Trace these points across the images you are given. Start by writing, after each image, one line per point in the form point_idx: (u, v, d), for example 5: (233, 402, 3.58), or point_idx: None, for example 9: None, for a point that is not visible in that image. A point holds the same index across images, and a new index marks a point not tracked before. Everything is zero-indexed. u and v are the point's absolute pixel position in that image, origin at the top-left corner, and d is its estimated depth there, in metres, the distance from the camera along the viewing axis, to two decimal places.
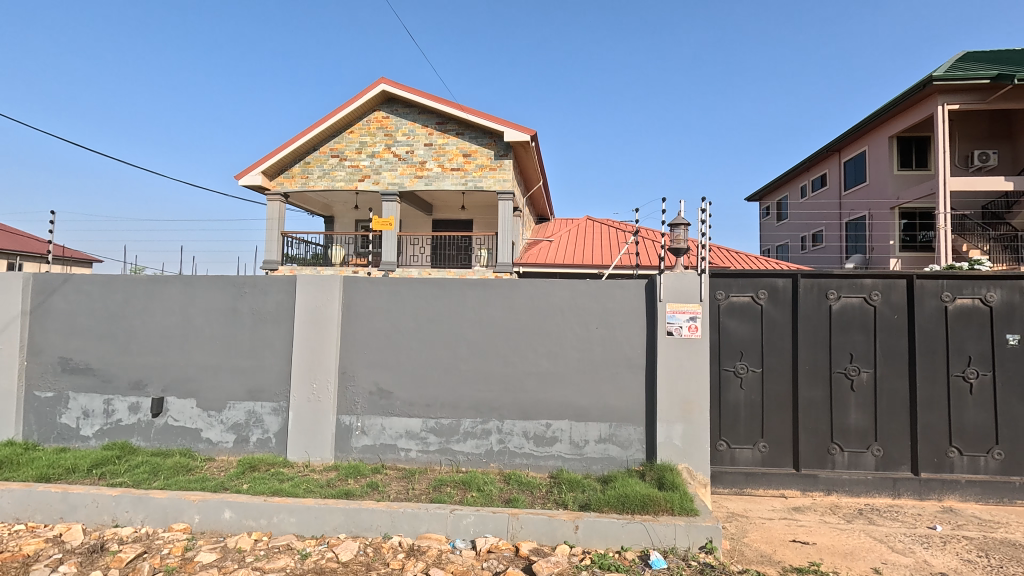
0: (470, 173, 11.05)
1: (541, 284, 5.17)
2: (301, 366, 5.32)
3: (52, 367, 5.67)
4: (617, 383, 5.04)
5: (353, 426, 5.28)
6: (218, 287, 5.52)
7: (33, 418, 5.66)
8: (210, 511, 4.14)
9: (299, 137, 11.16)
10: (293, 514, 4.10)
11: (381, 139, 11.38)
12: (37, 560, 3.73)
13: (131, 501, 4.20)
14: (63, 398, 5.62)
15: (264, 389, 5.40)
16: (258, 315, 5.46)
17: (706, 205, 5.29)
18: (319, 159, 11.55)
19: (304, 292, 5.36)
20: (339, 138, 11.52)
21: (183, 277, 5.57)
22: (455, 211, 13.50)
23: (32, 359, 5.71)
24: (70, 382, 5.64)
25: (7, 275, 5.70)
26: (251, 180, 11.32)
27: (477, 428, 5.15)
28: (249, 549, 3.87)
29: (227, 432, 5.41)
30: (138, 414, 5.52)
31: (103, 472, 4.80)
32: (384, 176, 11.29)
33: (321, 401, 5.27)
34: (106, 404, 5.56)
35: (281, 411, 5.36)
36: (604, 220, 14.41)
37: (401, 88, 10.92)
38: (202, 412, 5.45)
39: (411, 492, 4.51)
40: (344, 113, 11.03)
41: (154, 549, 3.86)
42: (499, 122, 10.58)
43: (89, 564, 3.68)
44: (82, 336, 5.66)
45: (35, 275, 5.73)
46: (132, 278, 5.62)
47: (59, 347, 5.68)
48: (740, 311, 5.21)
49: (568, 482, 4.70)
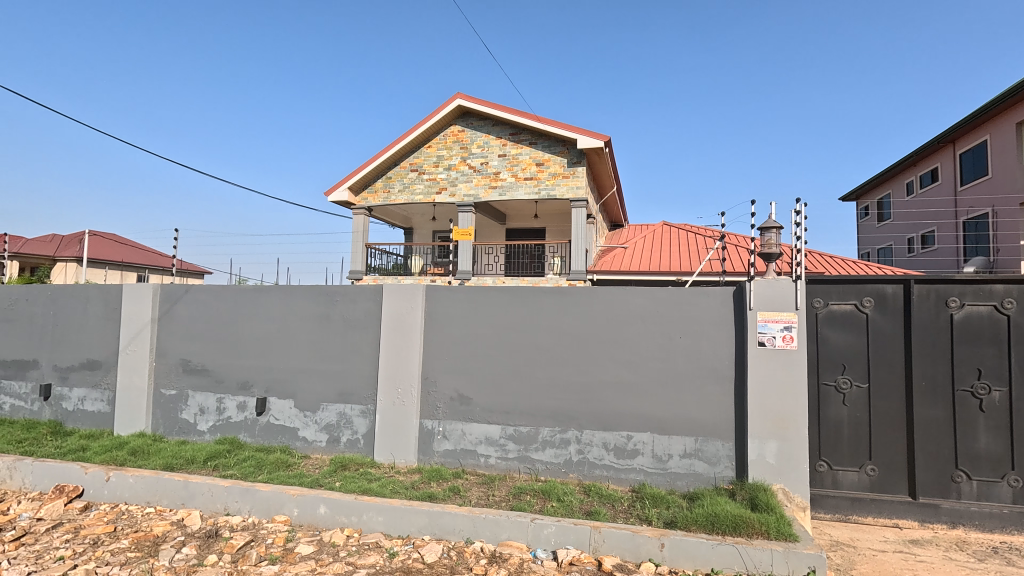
0: (543, 182, 11.10)
1: (620, 291, 5.05)
2: (387, 372, 5.57)
3: (175, 368, 6.35)
4: (703, 396, 4.81)
5: (435, 431, 5.44)
6: (313, 296, 5.93)
7: (159, 412, 6.36)
8: (306, 506, 4.44)
9: (381, 154, 11.80)
10: (381, 513, 4.28)
11: (457, 152, 11.76)
12: (164, 540, 4.17)
13: (241, 492, 4.59)
14: (184, 395, 6.28)
15: (353, 392, 5.72)
16: (348, 322, 5.80)
17: (799, 207, 4.94)
18: (400, 173, 12.13)
19: (390, 300, 5.63)
20: (418, 153, 12.04)
21: (281, 287, 6.05)
22: (528, 220, 13.62)
23: (158, 360, 6.42)
24: (189, 381, 6.29)
25: (140, 286, 6.49)
26: (338, 196, 12.14)
27: (556, 438, 5.12)
28: (342, 544, 4.09)
29: (321, 431, 5.78)
30: (245, 412, 6.04)
31: (216, 464, 5.29)
32: (460, 188, 11.63)
33: (405, 405, 5.48)
34: (219, 403, 6.13)
35: (369, 414, 5.64)
36: (682, 225, 13.91)
37: (476, 101, 11.26)
38: (299, 412, 5.86)
39: (492, 499, 4.56)
40: (422, 129, 11.54)
41: (260, 538, 4.19)
42: (572, 130, 10.57)
43: (205, 548, 4.04)
44: (198, 340, 6.30)
45: (161, 285, 6.49)
46: (239, 288, 6.19)
47: (181, 349, 6.35)
48: (841, 320, 4.79)
49: (651, 497, 4.53)
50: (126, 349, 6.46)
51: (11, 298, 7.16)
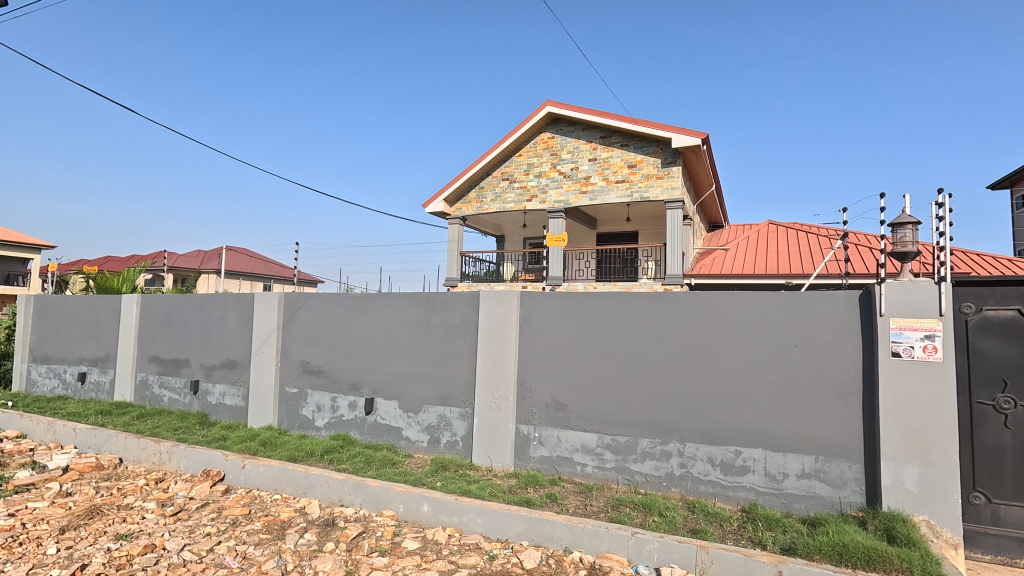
0: (635, 184, 10.80)
1: (725, 296, 4.75)
2: (484, 376, 5.71)
3: (297, 368, 7.01)
4: (824, 411, 4.36)
5: (531, 436, 5.47)
6: (415, 303, 6.25)
7: (283, 408, 7.04)
8: (412, 503, 4.66)
9: (474, 165, 12.21)
10: (481, 515, 4.38)
11: (547, 158, 11.83)
12: (289, 525, 4.59)
13: (354, 486, 4.94)
14: (304, 393, 6.90)
15: (452, 396, 5.92)
16: (447, 327, 6.04)
17: (941, 198, 4.32)
18: (492, 183, 12.45)
19: (486, 306, 5.77)
20: (509, 162, 12.28)
21: (387, 294, 6.45)
22: (620, 224, 13.32)
23: (283, 361, 7.13)
24: (308, 380, 6.90)
25: (268, 294, 7.27)
26: (435, 207, 12.73)
27: (656, 449, 4.91)
28: (445, 543, 4.24)
29: (422, 432, 6.05)
30: (355, 411, 6.50)
31: (331, 458, 5.74)
32: (551, 195, 11.67)
33: (501, 409, 5.58)
34: (334, 401, 6.66)
35: (467, 417, 5.82)
36: (791, 224, 12.83)
37: (566, 107, 11.27)
38: (403, 413, 6.19)
39: (590, 509, 4.48)
40: (513, 138, 11.76)
41: (371, 530, 4.46)
42: (666, 129, 10.19)
43: (324, 535, 4.39)
44: (315, 343, 6.90)
45: (285, 294, 7.21)
46: (350, 295, 6.70)
47: (301, 351, 7.00)
48: (1000, 329, 4.10)
49: (764, 519, 4.18)
50: (257, 351, 7.25)
51: (170, 306, 8.35)
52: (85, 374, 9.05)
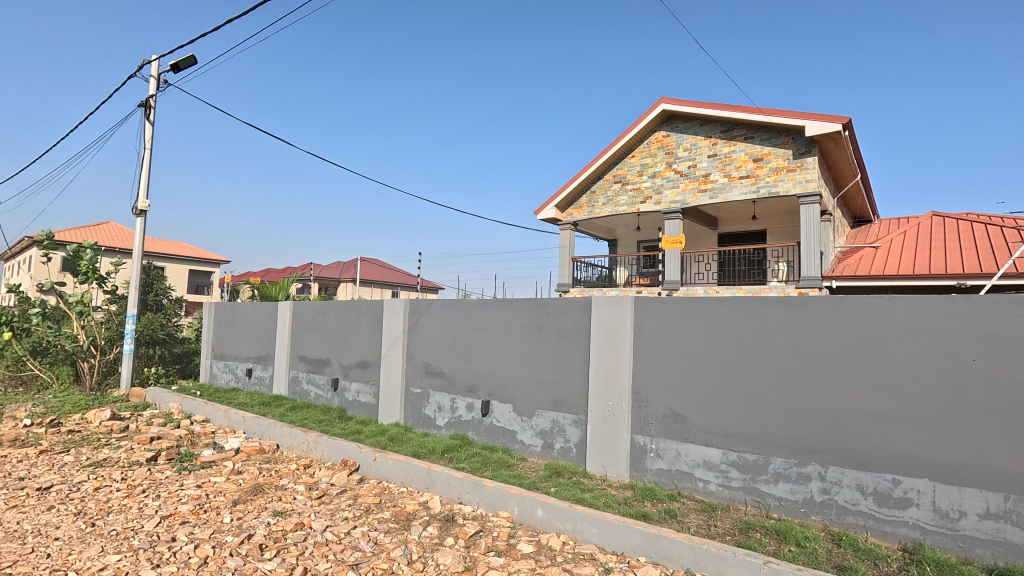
0: (762, 179, 9.93)
1: (876, 301, 4.16)
2: (597, 383, 5.62)
3: (420, 370, 7.49)
4: (1015, 439, 3.59)
5: (647, 447, 5.24)
6: (528, 309, 6.36)
7: (409, 407, 7.56)
8: (526, 506, 4.72)
9: (585, 170, 12.14)
10: (595, 526, 4.29)
11: (661, 158, 11.37)
12: (414, 517, 4.90)
13: (472, 485, 5.14)
14: (427, 394, 7.35)
15: (566, 402, 5.91)
16: (559, 333, 6.06)
17: None
18: (604, 186, 12.28)
19: (599, 312, 5.69)
20: (621, 164, 12.01)
21: (501, 300, 6.66)
22: (744, 223, 12.34)
23: (408, 363, 7.67)
24: (431, 382, 7.34)
25: (396, 301, 7.89)
26: (546, 214, 12.87)
27: (792, 471, 4.43)
28: (559, 549, 4.23)
29: (536, 436, 6.12)
30: (472, 412, 6.77)
31: (451, 457, 6.04)
32: (666, 195, 11.17)
33: (616, 418, 5.43)
34: (453, 402, 7.00)
35: (580, 424, 5.76)
36: (962, 214, 10.87)
37: (682, 103, 10.75)
38: (517, 417, 6.32)
39: (713, 530, 4.17)
40: (625, 140, 11.49)
41: (487, 530, 4.60)
42: (798, 117, 9.24)
43: (445, 530, 4.61)
44: (437, 347, 7.33)
45: (410, 300, 7.77)
46: (468, 301, 7.02)
47: (424, 354, 7.48)
48: None
49: (932, 563, 3.57)
50: (386, 353, 7.90)
51: (315, 311, 9.44)
52: (251, 370, 10.57)
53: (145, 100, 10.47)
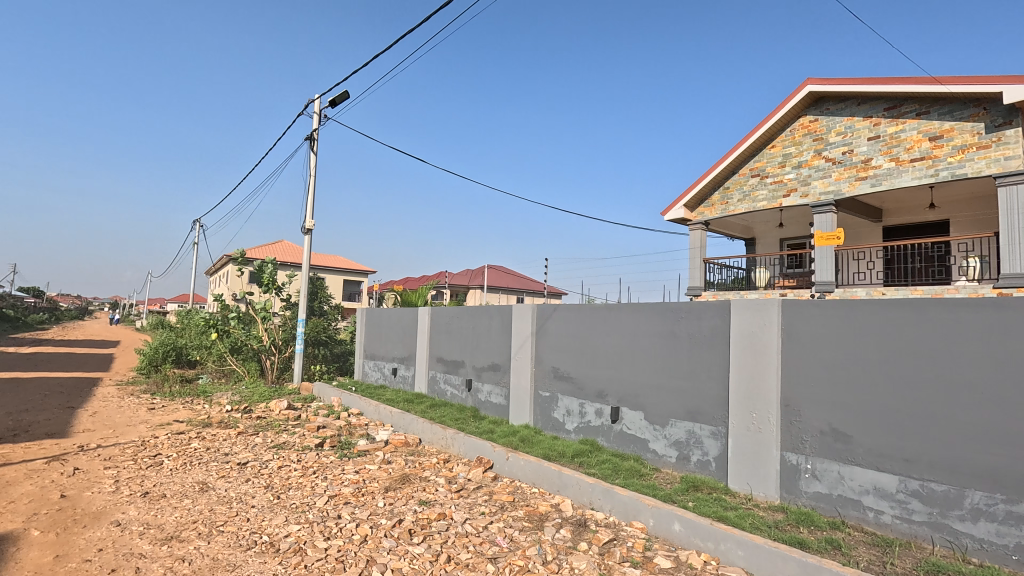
0: (941, 160, 8.41)
1: None
2: (739, 393, 5.21)
3: (548, 374, 7.60)
4: None
5: (801, 467, 4.71)
6: (659, 313, 6.14)
7: (538, 410, 7.70)
8: (662, 519, 4.53)
9: (717, 165, 11.38)
10: (741, 547, 3.97)
11: (808, 145, 10.23)
12: (546, 519, 4.97)
13: (603, 491, 5.07)
14: (555, 397, 7.42)
15: (703, 412, 5.57)
16: (694, 339, 5.74)
17: None
18: (739, 181, 11.39)
19: (739, 316, 5.29)
20: (759, 156, 11.05)
21: (630, 304, 6.51)
22: (918, 213, 10.55)
23: (536, 366, 7.83)
24: (559, 386, 7.41)
25: (524, 306, 8.12)
26: (674, 214, 12.31)
27: (997, 509, 3.66)
28: (700, 568, 3.98)
29: (670, 447, 5.84)
30: (602, 418, 6.69)
31: (581, 462, 6.03)
32: (815, 186, 10.01)
33: (762, 432, 4.98)
34: (582, 407, 6.97)
35: (720, 436, 5.38)
36: None
37: (833, 82, 9.59)
38: (649, 425, 6.10)
39: (890, 568, 3.61)
40: (764, 129, 10.55)
41: (621, 539, 4.50)
42: (992, 82, 7.68)
43: (578, 534, 4.61)
44: (565, 351, 7.38)
45: (537, 305, 7.94)
46: (596, 306, 6.98)
47: (552, 358, 7.58)
48: None
49: None
50: (516, 356, 8.15)
51: (450, 316, 10.10)
52: (396, 369, 11.62)
53: (310, 134, 12.15)
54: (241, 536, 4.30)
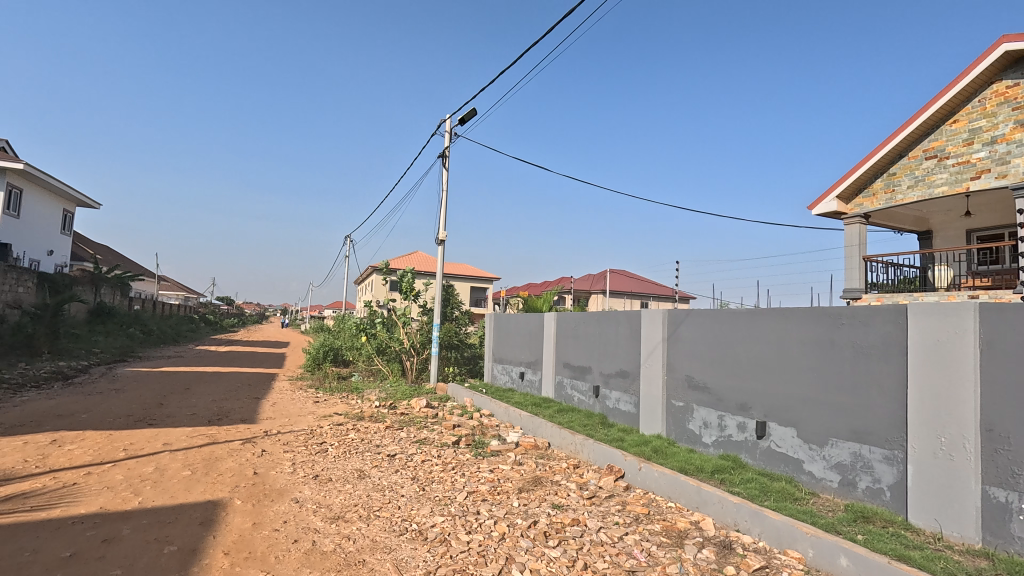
0: None
1: None
2: (921, 413, 4.46)
3: (682, 383, 7.21)
4: None
5: (1011, 507, 3.86)
6: (813, 319, 5.52)
7: (671, 420, 7.34)
8: (824, 551, 4.03)
9: (879, 149, 9.93)
10: None
11: (1005, 116, 8.46)
12: (686, 536, 4.70)
13: (751, 513, 4.67)
14: (690, 408, 7.02)
15: (872, 432, 4.86)
16: (859, 348, 5.05)
17: None
18: (909, 166, 9.81)
19: (919, 323, 4.54)
20: (936, 134, 9.41)
21: (778, 309, 5.95)
22: None
23: (669, 374, 7.48)
24: (694, 396, 6.99)
25: (654, 311, 7.83)
26: (824, 207, 10.99)
27: None
28: None
29: (831, 470, 5.18)
30: (745, 433, 6.16)
31: (723, 478, 5.62)
32: (1017, 165, 8.23)
33: (954, 460, 4.19)
34: (721, 420, 6.49)
35: (896, 462, 4.64)
36: None
37: None
38: (803, 444, 5.48)
39: None
40: (942, 102, 8.98)
41: (774, 568, 4.09)
42: None
43: (723, 556, 4.29)
44: (700, 359, 6.95)
45: (669, 310, 7.61)
46: (736, 311, 6.49)
47: (685, 366, 7.18)
48: None
49: None
50: (646, 363, 7.89)
51: (576, 321, 10.11)
52: (523, 373, 11.93)
53: (443, 151, 13.06)
54: (394, 522, 4.72)
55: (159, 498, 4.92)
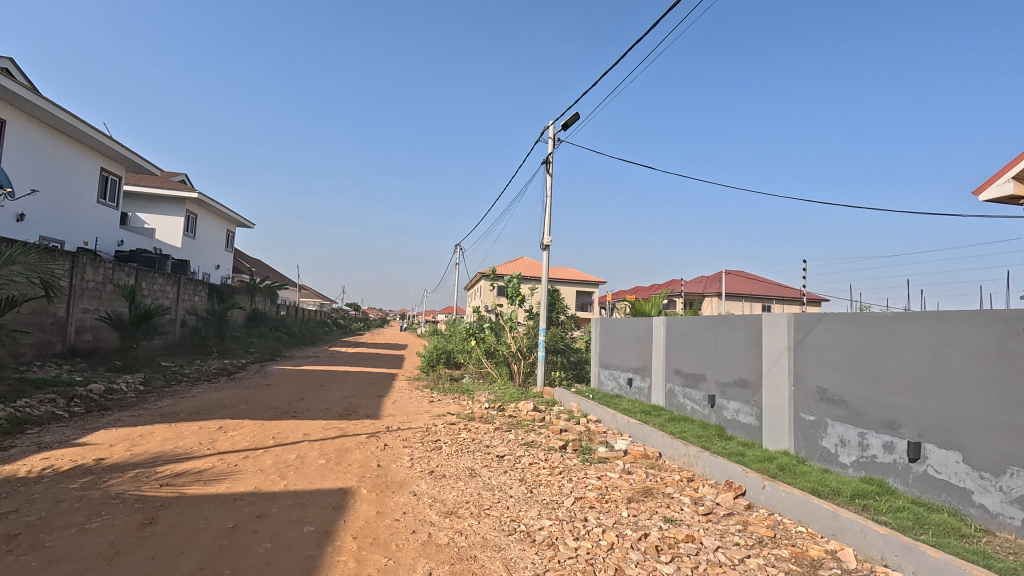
0: None
1: None
2: None
3: (813, 395, 6.50)
4: None
5: None
6: (982, 325, 4.68)
7: (801, 436, 6.64)
8: None
9: None
10: None
11: None
12: (821, 566, 4.22)
13: (902, 547, 4.06)
14: (823, 423, 6.30)
15: None
16: None
17: None
18: None
19: None
20: None
21: (934, 313, 5.14)
22: None
23: (796, 386, 6.78)
24: (828, 410, 6.26)
25: (778, 315, 7.17)
26: None
27: None
28: None
29: (1011, 504, 4.33)
30: (893, 454, 5.38)
31: (865, 504, 4.96)
32: None
33: None
34: (862, 438, 5.74)
35: None
36: None
37: None
38: (971, 471, 4.65)
39: None
40: None
41: None
42: None
43: None
44: (834, 368, 6.22)
45: (795, 314, 6.93)
46: (879, 315, 5.71)
47: (816, 376, 6.47)
48: None
49: None
50: (769, 372, 7.25)
51: (688, 326, 9.60)
52: (632, 380, 11.58)
53: (546, 158, 13.21)
54: (503, 521, 4.84)
55: (300, 483, 5.55)
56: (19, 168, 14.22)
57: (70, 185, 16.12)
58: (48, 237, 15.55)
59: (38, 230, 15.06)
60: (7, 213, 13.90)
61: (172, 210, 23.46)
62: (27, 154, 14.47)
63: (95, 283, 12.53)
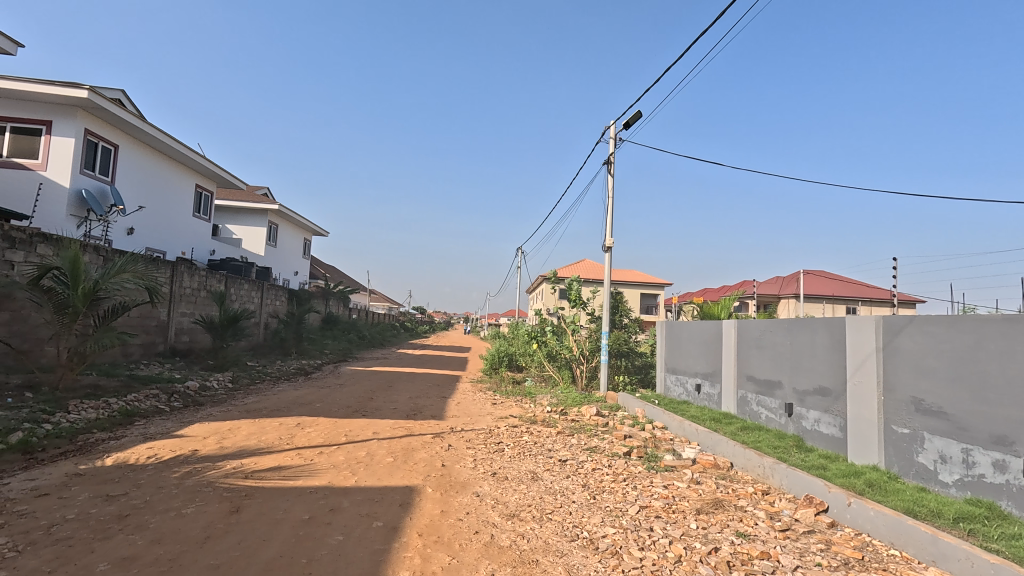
0: None
1: None
2: None
3: (906, 406, 5.92)
4: None
5: None
6: None
7: (892, 450, 6.06)
8: None
9: None
10: None
11: None
12: None
13: None
14: (919, 436, 5.72)
15: None
16: None
17: None
18: None
19: None
20: None
21: None
22: None
23: (887, 395, 6.20)
24: (924, 422, 5.68)
25: (865, 317, 6.60)
26: None
27: None
28: None
29: None
30: (1006, 474, 4.80)
31: (972, 529, 4.45)
32: None
33: None
34: (966, 455, 5.15)
35: None
36: None
37: None
38: None
39: None
40: None
41: None
42: None
43: None
44: (930, 376, 5.63)
45: (883, 317, 6.35)
46: (985, 318, 5.11)
47: (910, 385, 5.88)
48: None
49: None
50: (854, 379, 6.68)
51: (762, 330, 9.08)
52: (700, 386, 11.11)
53: (608, 158, 12.99)
54: (565, 527, 4.79)
55: (369, 479, 5.79)
56: (129, 187, 15.91)
57: (169, 201, 17.82)
58: (153, 249, 17.31)
59: (144, 242, 16.80)
60: (120, 228, 15.60)
61: (256, 221, 25.36)
62: (135, 174, 16.17)
63: (191, 289, 13.78)
